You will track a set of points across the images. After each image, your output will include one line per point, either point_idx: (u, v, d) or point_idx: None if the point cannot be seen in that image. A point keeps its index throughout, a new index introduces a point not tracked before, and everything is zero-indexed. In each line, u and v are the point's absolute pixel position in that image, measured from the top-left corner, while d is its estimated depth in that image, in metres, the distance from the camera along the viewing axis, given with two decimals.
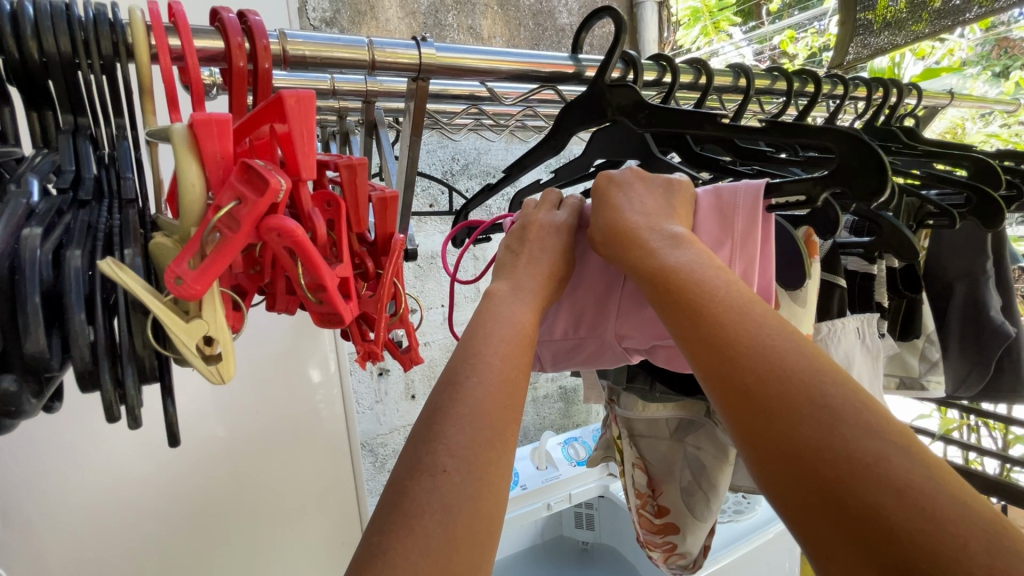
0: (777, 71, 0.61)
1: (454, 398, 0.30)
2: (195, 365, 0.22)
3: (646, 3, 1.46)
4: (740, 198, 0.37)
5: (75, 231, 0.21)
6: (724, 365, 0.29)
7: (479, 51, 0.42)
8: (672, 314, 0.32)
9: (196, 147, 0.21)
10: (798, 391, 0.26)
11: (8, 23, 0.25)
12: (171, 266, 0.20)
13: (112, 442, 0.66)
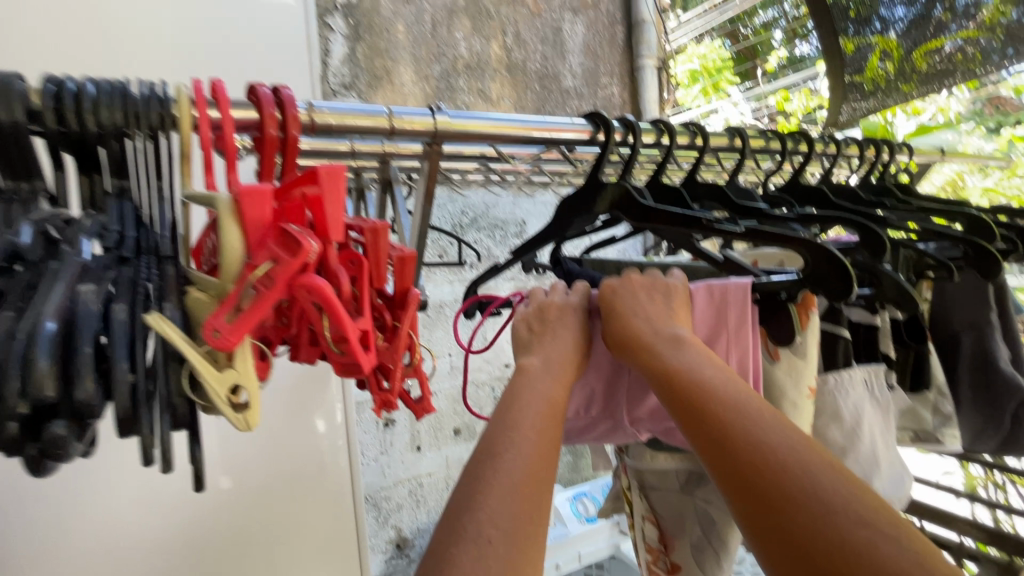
0: (770, 132, 0.65)
1: (494, 464, 0.30)
2: (226, 413, 0.23)
3: (646, 68, 1.55)
4: (732, 295, 0.44)
5: (125, 288, 0.23)
6: (725, 460, 0.31)
7: (489, 117, 0.46)
8: (677, 411, 0.34)
9: (239, 216, 0.22)
10: (793, 481, 0.28)
11: (70, 100, 0.28)
12: (210, 320, 0.22)
13: (116, 488, 0.67)
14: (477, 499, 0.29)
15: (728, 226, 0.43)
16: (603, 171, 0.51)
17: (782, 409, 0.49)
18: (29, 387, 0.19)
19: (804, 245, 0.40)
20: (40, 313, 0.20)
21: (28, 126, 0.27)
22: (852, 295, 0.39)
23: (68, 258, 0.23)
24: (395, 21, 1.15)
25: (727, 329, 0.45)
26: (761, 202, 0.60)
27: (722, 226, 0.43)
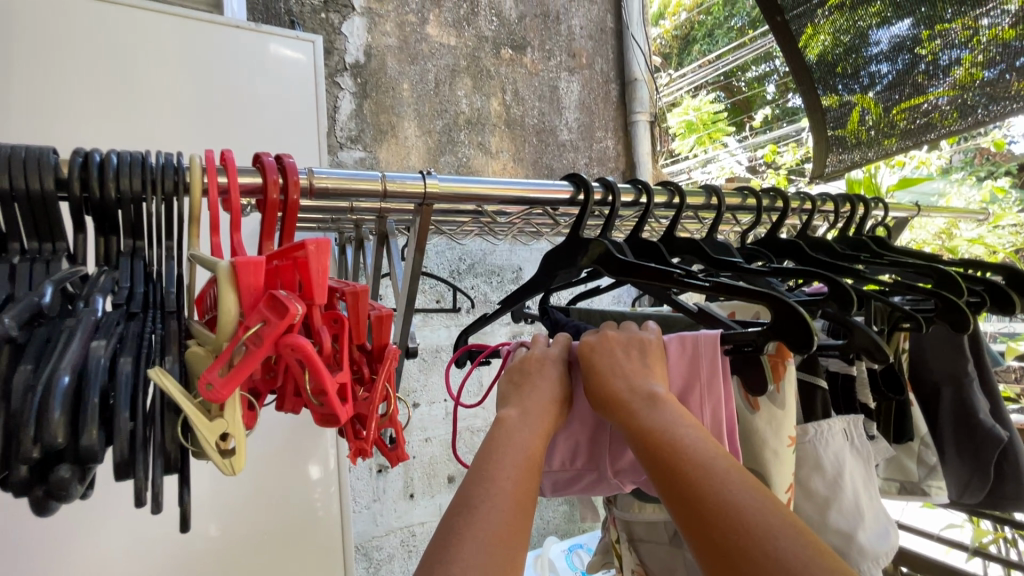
0: (746, 190, 0.68)
1: (470, 515, 0.31)
2: (214, 459, 0.24)
3: (639, 123, 1.63)
4: (704, 349, 0.46)
5: (130, 343, 0.26)
6: (696, 522, 0.31)
7: (475, 180, 0.50)
8: (651, 469, 0.35)
9: (235, 281, 0.25)
10: (759, 545, 0.29)
11: (95, 171, 0.32)
12: (205, 374, 0.24)
13: (103, 535, 0.67)
14: (452, 552, 0.29)
15: (697, 280, 0.46)
16: (584, 229, 0.54)
17: (764, 459, 0.50)
18: (39, 436, 0.21)
19: (769, 301, 0.42)
20: (54, 368, 0.22)
21: (56, 194, 0.31)
22: (815, 346, 0.40)
23: (82, 317, 0.25)
24: (401, 81, 1.23)
25: (700, 381, 0.46)
26: (739, 256, 0.63)
27: (691, 279, 0.46)
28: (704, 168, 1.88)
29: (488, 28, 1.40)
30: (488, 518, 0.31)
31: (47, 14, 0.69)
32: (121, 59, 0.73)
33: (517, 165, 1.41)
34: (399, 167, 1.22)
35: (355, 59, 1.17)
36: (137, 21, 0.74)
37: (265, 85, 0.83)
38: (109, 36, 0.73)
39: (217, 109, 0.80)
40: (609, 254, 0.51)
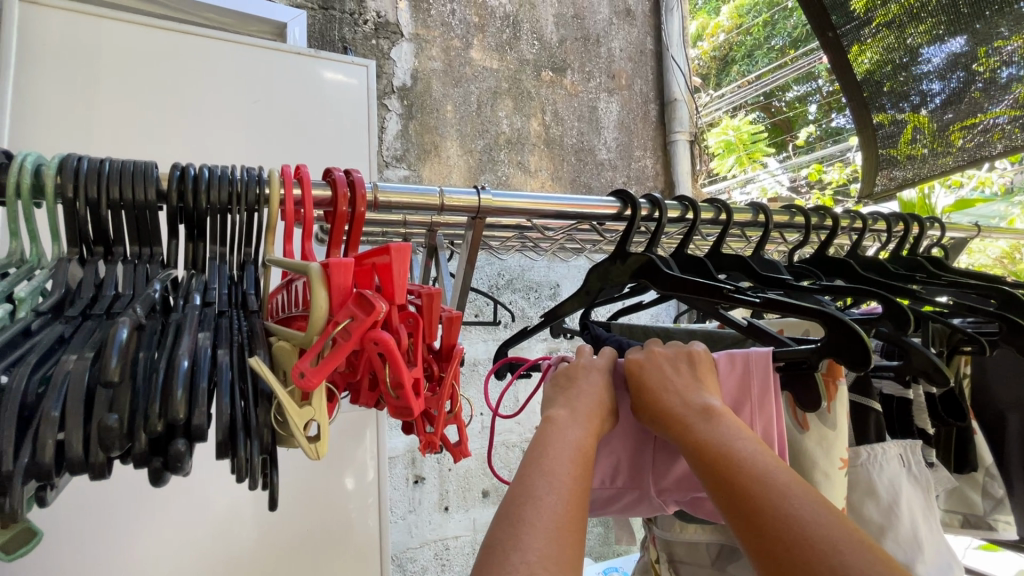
0: (793, 208, 0.68)
1: (532, 505, 0.31)
2: (302, 442, 0.26)
3: (678, 142, 1.63)
4: (757, 369, 0.46)
5: (229, 337, 0.29)
6: (756, 535, 0.31)
7: (525, 196, 0.52)
8: (709, 483, 0.35)
9: (327, 280, 0.27)
10: (825, 560, 0.28)
11: (190, 183, 0.35)
12: (298, 363, 0.27)
13: (156, 531, 0.71)
14: (518, 539, 0.29)
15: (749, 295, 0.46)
16: (631, 244, 0.55)
17: (814, 480, 0.50)
18: (163, 409, 0.24)
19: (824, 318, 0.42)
20: (175, 353, 0.25)
21: (156, 204, 0.35)
22: (872, 364, 0.40)
23: (187, 314, 0.28)
24: (445, 102, 1.28)
25: (751, 399, 0.46)
26: (788, 274, 0.62)
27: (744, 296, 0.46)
28: (744, 188, 1.85)
29: (529, 51, 1.44)
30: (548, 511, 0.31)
31: (137, 51, 0.78)
32: (193, 86, 0.80)
33: (555, 183, 1.43)
34: (441, 185, 1.26)
35: (402, 82, 1.23)
36: (206, 50, 0.82)
37: (321, 109, 0.89)
38: (184, 64, 0.80)
39: (278, 131, 0.85)
40: (657, 269, 0.51)
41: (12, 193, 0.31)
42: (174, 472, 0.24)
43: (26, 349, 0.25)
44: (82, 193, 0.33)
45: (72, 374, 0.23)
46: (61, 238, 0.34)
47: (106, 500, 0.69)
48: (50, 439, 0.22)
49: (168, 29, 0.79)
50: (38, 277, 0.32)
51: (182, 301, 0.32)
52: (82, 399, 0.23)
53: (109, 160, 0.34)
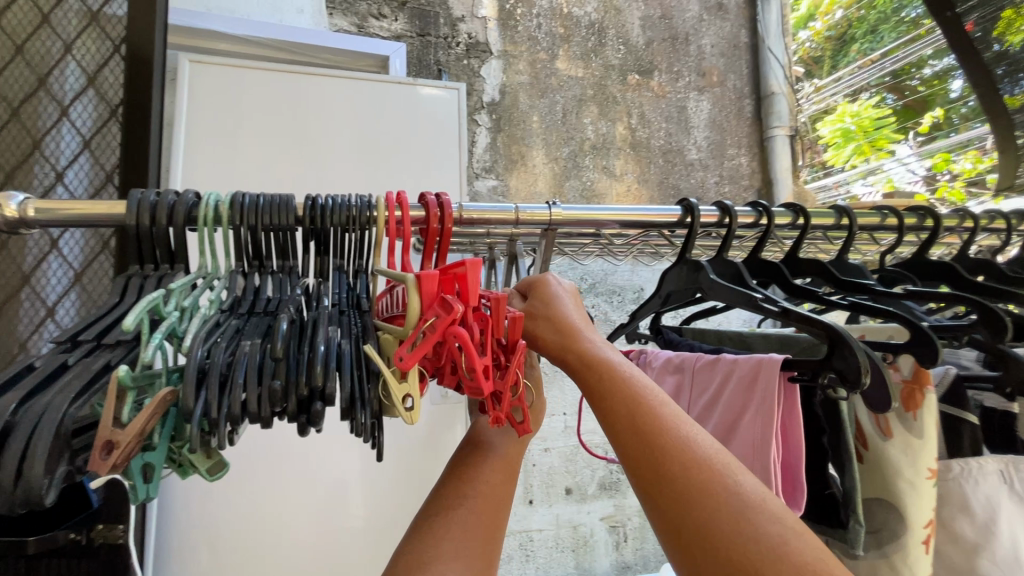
0: (885, 209, 0.65)
1: (456, 493, 0.44)
2: (401, 413, 0.33)
3: (777, 137, 1.55)
4: (763, 372, 0.57)
5: (349, 330, 0.37)
6: (653, 447, 0.36)
7: (591, 209, 0.57)
8: (613, 401, 0.39)
9: (419, 289, 0.35)
10: (715, 477, 0.34)
11: (316, 210, 0.45)
12: (398, 351, 0.34)
13: (282, 492, 0.89)
14: (428, 553, 0.39)
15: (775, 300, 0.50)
16: (691, 251, 0.59)
17: (898, 485, 0.54)
18: (309, 379, 0.32)
19: (821, 329, 0.49)
20: (315, 340, 0.34)
21: (294, 227, 0.45)
22: (864, 384, 0.47)
23: (320, 315, 0.37)
24: (531, 114, 1.35)
25: (756, 397, 0.57)
26: (875, 279, 0.61)
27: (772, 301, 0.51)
28: (865, 179, 1.76)
29: (615, 56, 1.46)
30: (460, 526, 0.41)
31: (274, 95, 0.94)
32: (317, 121, 0.96)
33: (642, 186, 1.43)
34: (527, 192, 1.33)
35: (491, 98, 1.32)
36: (327, 88, 0.97)
37: (420, 132, 1.01)
38: (310, 105, 0.96)
39: (384, 153, 0.99)
40: (714, 279, 0.55)
41: (201, 223, 0.43)
42: (314, 426, 0.32)
43: (219, 335, 0.36)
44: (245, 222, 0.44)
45: (249, 353, 0.33)
46: (232, 257, 0.45)
47: (248, 464, 0.88)
48: (238, 397, 0.31)
49: (298, 74, 0.95)
50: (217, 285, 0.43)
51: (316, 303, 0.42)
52: (256, 370, 0.32)
53: (262, 196, 0.45)
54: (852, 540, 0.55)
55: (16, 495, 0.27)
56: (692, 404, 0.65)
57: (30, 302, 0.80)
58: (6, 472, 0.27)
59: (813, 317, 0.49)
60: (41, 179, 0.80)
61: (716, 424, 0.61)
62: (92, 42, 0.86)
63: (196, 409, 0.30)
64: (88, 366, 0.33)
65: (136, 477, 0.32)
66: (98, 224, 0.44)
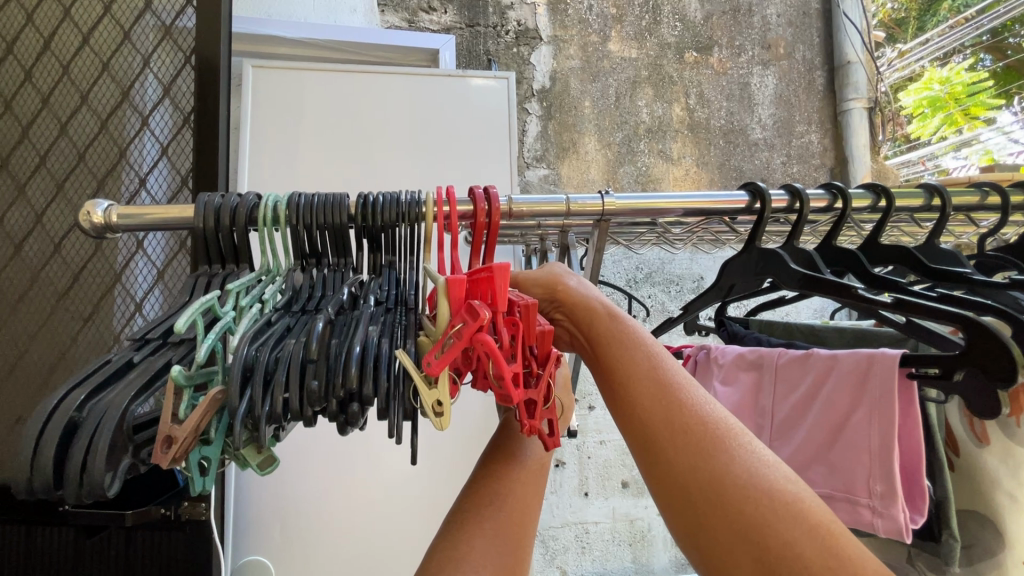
0: (986, 187, 0.58)
1: (493, 484, 0.44)
2: (433, 419, 0.34)
3: (853, 110, 1.42)
4: (878, 367, 0.54)
5: (394, 329, 0.38)
6: (665, 404, 0.35)
7: (648, 197, 0.55)
8: (623, 359, 0.39)
9: (447, 295, 0.36)
10: (731, 439, 0.33)
11: (367, 208, 0.46)
12: (426, 356, 0.34)
13: (345, 476, 0.93)
14: (460, 548, 0.39)
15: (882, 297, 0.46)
16: (760, 238, 0.56)
17: (998, 498, 0.56)
18: (344, 381, 0.33)
19: (951, 321, 0.44)
20: (352, 341, 0.35)
21: (347, 225, 0.46)
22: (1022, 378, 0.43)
23: (367, 313, 0.38)
24: (583, 99, 1.32)
25: (869, 395, 0.54)
26: (974, 266, 0.54)
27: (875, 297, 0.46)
28: (957, 152, 1.51)
29: (671, 34, 1.39)
30: (488, 526, 0.41)
31: (329, 93, 0.97)
32: (371, 118, 0.98)
33: (701, 170, 1.37)
34: (579, 181, 1.30)
35: (542, 85, 1.30)
36: (378, 84, 0.98)
37: (469, 121, 1.01)
38: (364, 103, 0.98)
39: (432, 146, 1.00)
40: (786, 268, 0.52)
41: (261, 223, 0.44)
42: (351, 425, 0.34)
43: (268, 335, 0.37)
44: (300, 221, 0.45)
45: (293, 352, 0.34)
46: (290, 255, 0.47)
47: (314, 448, 0.93)
48: (279, 396, 0.33)
49: (351, 72, 0.98)
50: (278, 281, 0.45)
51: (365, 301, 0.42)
52: (298, 369, 0.33)
53: (316, 195, 0.46)
54: (947, 554, 0.57)
55: (83, 487, 0.31)
56: (781, 399, 0.62)
57: (122, 298, 0.89)
58: (75, 465, 0.31)
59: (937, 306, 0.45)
60: (128, 186, 0.90)
61: (814, 422, 0.59)
62: (167, 54, 0.92)
63: (240, 406, 0.32)
64: (151, 365, 0.36)
65: (194, 470, 0.34)
66: (172, 226, 0.47)
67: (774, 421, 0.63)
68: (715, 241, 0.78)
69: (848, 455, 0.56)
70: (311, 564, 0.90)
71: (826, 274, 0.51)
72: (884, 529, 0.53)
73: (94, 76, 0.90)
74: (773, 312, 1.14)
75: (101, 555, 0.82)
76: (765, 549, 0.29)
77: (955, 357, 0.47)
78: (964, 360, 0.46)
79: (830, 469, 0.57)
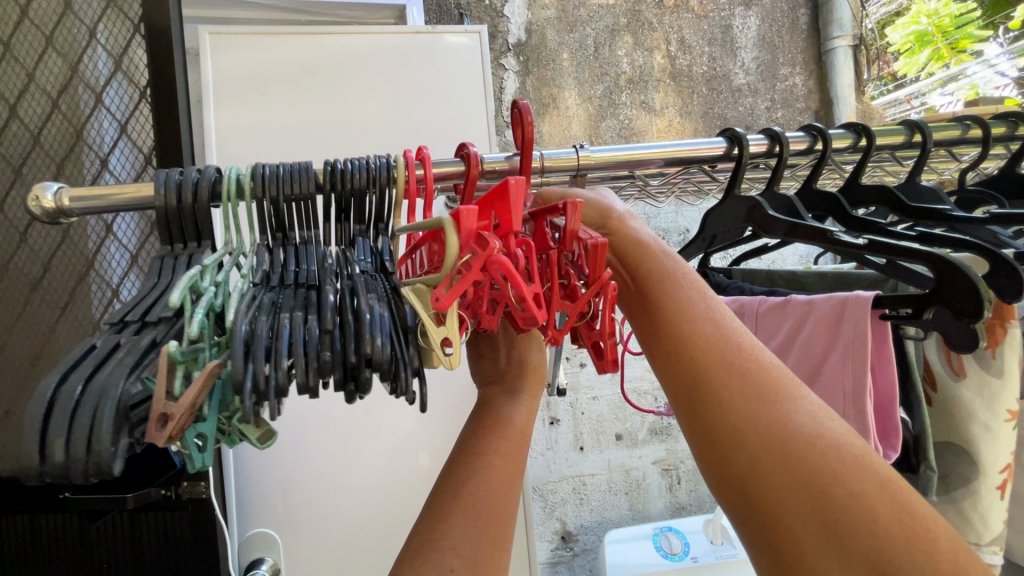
0: (968, 120, 0.58)
1: (474, 460, 0.44)
2: (444, 358, 0.34)
3: (837, 49, 1.38)
4: (851, 309, 0.54)
5: (385, 292, 0.37)
6: (727, 358, 0.38)
7: (624, 149, 0.53)
8: (684, 310, 0.40)
9: (458, 226, 0.35)
10: (789, 394, 0.37)
11: (333, 174, 0.44)
12: (434, 291, 0.35)
13: (341, 446, 0.94)
14: (439, 531, 0.39)
15: (855, 238, 0.46)
16: (740, 184, 0.55)
17: (973, 430, 0.58)
18: (357, 348, 0.33)
19: (923, 259, 0.45)
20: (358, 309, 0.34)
21: (315, 193, 0.44)
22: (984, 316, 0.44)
23: (357, 279, 0.38)
24: (561, 51, 1.27)
25: (842, 337, 0.55)
26: (955, 202, 0.54)
27: (853, 240, 0.46)
28: (943, 88, 1.42)
29: None
30: (462, 514, 0.40)
31: (295, 58, 0.92)
32: (340, 82, 0.94)
33: (684, 120, 1.33)
34: (561, 137, 1.26)
35: (517, 39, 1.24)
36: (345, 46, 0.94)
37: (442, 80, 0.97)
38: (329, 67, 0.93)
39: (407, 110, 0.96)
40: (766, 214, 0.51)
41: (225, 197, 0.43)
42: (363, 393, 0.34)
43: (260, 307, 0.36)
44: (266, 192, 0.43)
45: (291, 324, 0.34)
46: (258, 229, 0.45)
47: (308, 422, 0.93)
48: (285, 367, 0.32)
49: (313, 34, 0.92)
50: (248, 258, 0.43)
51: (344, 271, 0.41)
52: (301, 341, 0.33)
53: (280, 165, 0.44)
54: (925, 484, 0.58)
55: (88, 467, 0.30)
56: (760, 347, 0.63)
57: (98, 285, 0.87)
58: (77, 445, 0.30)
59: (912, 245, 0.45)
60: (90, 168, 0.87)
61: (792, 366, 0.60)
62: (114, 24, 0.86)
63: (246, 381, 0.31)
64: (136, 345, 0.35)
65: (192, 448, 0.34)
66: (128, 210, 0.45)
67: None
68: (698, 191, 0.77)
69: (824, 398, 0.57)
70: (315, 531, 0.93)
71: (806, 218, 0.50)
72: None
73: (39, 53, 0.85)
74: (759, 260, 1.14)
75: (106, 536, 0.84)
76: (814, 478, 0.33)
77: (930, 294, 0.48)
78: (933, 297, 0.47)
79: None
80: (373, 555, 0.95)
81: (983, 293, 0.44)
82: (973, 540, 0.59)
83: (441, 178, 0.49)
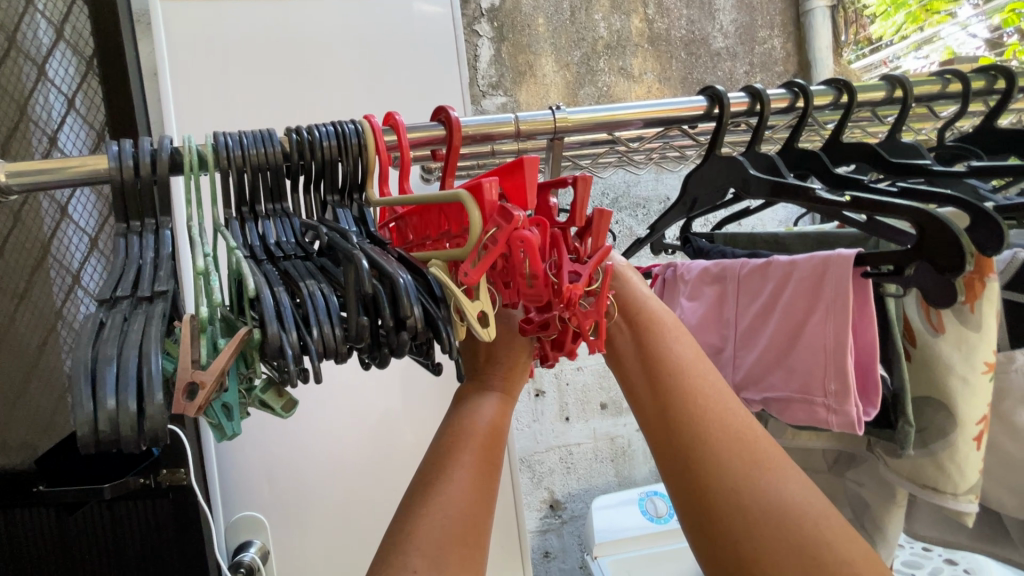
0: (948, 74, 0.57)
1: (466, 429, 0.44)
2: (479, 331, 0.34)
3: (816, 9, 1.35)
4: (832, 268, 0.54)
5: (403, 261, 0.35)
6: (719, 418, 0.40)
7: (602, 110, 0.52)
8: (680, 365, 0.43)
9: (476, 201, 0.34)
10: (774, 456, 0.39)
11: (299, 145, 0.42)
12: (463, 265, 0.34)
13: (325, 427, 0.92)
14: (435, 486, 0.39)
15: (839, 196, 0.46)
16: (722, 144, 0.54)
17: (951, 383, 0.58)
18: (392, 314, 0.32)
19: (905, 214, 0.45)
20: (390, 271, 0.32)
21: (283, 164, 0.42)
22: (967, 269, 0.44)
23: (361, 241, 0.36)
24: (536, 16, 1.22)
25: (824, 298, 0.55)
26: (936, 157, 0.54)
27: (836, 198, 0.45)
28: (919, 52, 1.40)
29: None
30: (455, 481, 0.40)
31: (254, 25, 0.87)
32: (303, 50, 0.89)
33: (663, 86, 1.31)
34: (538, 107, 1.23)
35: (490, 3, 1.19)
36: (307, 9, 0.88)
37: (412, 46, 0.93)
38: (293, 33, 0.88)
39: (377, 78, 0.92)
40: (748, 175, 0.50)
41: (187, 168, 0.40)
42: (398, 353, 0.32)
43: (271, 274, 0.34)
44: (233, 163, 0.40)
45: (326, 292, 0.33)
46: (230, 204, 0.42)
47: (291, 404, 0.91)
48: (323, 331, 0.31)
49: None
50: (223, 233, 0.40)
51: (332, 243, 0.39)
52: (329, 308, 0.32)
53: (246, 133, 0.41)
54: (901, 439, 0.59)
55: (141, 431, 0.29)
56: (741, 311, 0.64)
57: (57, 272, 0.83)
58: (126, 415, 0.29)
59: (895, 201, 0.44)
60: (38, 146, 0.82)
61: (774, 328, 0.60)
62: None
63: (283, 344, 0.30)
64: (150, 315, 0.33)
65: (219, 416, 0.32)
66: (78, 183, 0.41)
67: (738, 329, 0.65)
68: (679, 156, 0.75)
69: (806, 358, 0.57)
70: (302, 511, 0.92)
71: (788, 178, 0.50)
72: (837, 424, 0.55)
73: None
74: (740, 226, 1.14)
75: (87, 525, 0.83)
76: (804, 542, 0.35)
77: (912, 249, 0.47)
78: (918, 253, 0.47)
79: (789, 372, 0.59)
80: (364, 531, 0.95)
81: (967, 249, 0.43)
82: (949, 490, 0.59)
83: (415, 144, 0.47)
